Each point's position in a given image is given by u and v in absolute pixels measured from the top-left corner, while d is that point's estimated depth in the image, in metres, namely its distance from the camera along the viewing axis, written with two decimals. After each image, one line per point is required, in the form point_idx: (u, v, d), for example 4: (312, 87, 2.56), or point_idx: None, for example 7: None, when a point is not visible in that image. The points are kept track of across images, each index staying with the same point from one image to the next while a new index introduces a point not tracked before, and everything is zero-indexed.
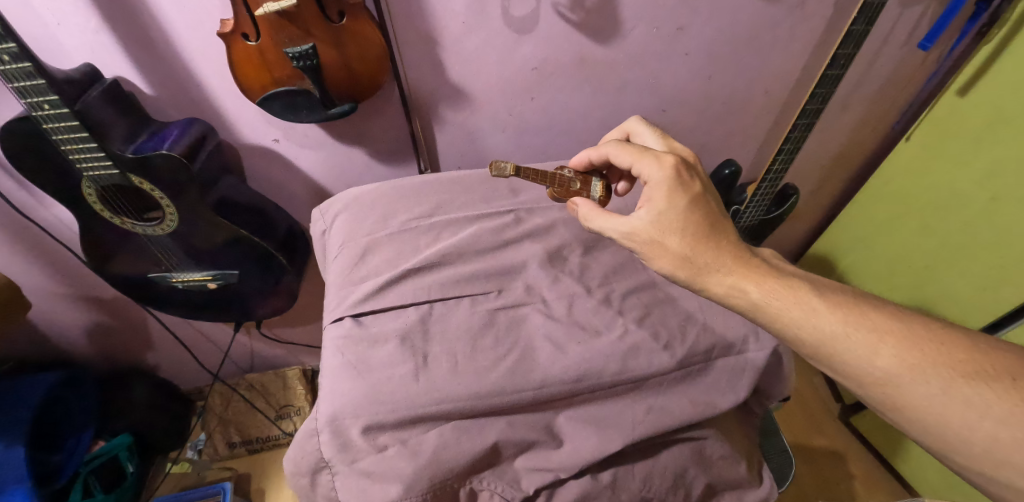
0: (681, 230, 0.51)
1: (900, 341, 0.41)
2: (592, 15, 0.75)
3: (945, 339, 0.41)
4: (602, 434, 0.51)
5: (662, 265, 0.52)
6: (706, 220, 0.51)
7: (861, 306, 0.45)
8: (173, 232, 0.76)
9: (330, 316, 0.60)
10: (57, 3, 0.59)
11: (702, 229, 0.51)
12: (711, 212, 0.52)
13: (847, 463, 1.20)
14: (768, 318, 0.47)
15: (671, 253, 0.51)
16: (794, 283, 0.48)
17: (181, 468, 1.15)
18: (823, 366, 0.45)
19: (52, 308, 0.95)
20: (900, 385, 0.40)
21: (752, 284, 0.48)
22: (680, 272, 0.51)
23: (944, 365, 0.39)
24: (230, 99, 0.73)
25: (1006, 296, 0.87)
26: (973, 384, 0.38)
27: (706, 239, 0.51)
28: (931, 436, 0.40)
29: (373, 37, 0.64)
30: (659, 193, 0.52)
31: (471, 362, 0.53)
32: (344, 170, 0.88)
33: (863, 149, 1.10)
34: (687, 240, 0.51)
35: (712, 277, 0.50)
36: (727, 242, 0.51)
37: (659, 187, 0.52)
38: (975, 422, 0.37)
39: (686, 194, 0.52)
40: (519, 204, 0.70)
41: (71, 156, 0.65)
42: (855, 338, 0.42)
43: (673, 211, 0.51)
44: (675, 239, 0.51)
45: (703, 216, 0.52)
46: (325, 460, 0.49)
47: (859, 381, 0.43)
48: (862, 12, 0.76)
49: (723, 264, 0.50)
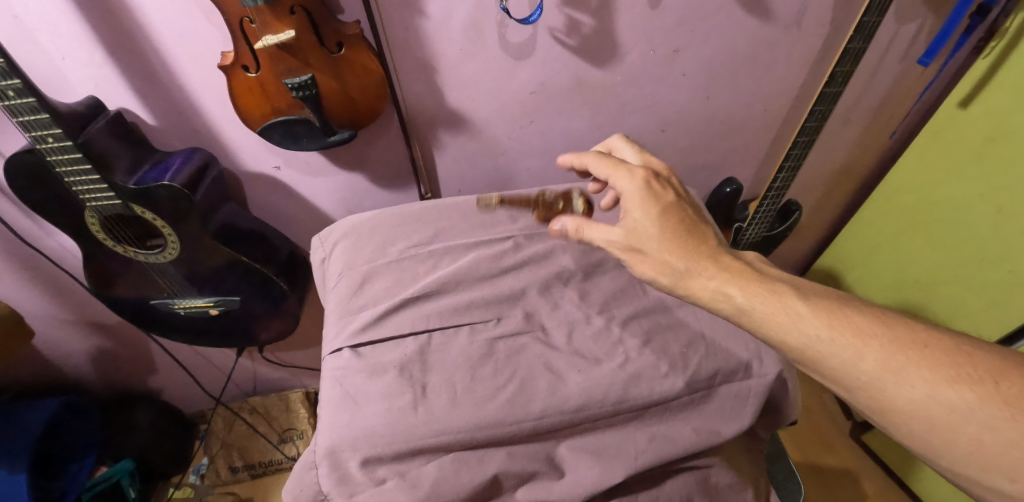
0: (658, 236, 0.51)
1: (885, 345, 0.40)
2: (589, 40, 0.76)
3: (928, 341, 0.40)
4: (604, 464, 0.50)
5: (645, 270, 0.52)
6: (682, 225, 0.52)
7: (845, 309, 0.44)
8: (175, 260, 0.77)
9: (328, 346, 0.60)
10: (64, 40, 0.60)
11: (678, 234, 0.51)
12: (688, 218, 0.53)
13: (860, 483, 1.17)
14: (754, 322, 0.46)
15: (653, 259, 0.51)
16: (779, 287, 0.47)
17: (183, 493, 1.16)
18: (810, 371, 0.44)
19: (56, 334, 0.96)
20: (886, 389, 0.39)
21: (738, 288, 0.47)
22: (664, 278, 0.51)
23: (927, 368, 0.39)
24: (230, 127, 0.74)
25: (1008, 311, 0.87)
26: (957, 387, 0.37)
27: (686, 243, 0.51)
28: (919, 442, 0.39)
29: (373, 68, 0.65)
30: (633, 204, 0.53)
31: (471, 393, 0.52)
32: (346, 196, 0.89)
33: (864, 164, 1.09)
34: (667, 245, 0.51)
35: (699, 282, 0.49)
36: (708, 248, 0.51)
37: (632, 198, 0.53)
38: (960, 427, 0.37)
39: (660, 202, 0.53)
40: (519, 230, 0.69)
41: (75, 188, 0.66)
42: (840, 343, 0.42)
43: (649, 218, 0.52)
44: (654, 244, 0.51)
45: (680, 221, 0.52)
46: (323, 493, 0.48)
47: (846, 386, 0.42)
48: (859, 30, 0.76)
49: (708, 269, 0.49)
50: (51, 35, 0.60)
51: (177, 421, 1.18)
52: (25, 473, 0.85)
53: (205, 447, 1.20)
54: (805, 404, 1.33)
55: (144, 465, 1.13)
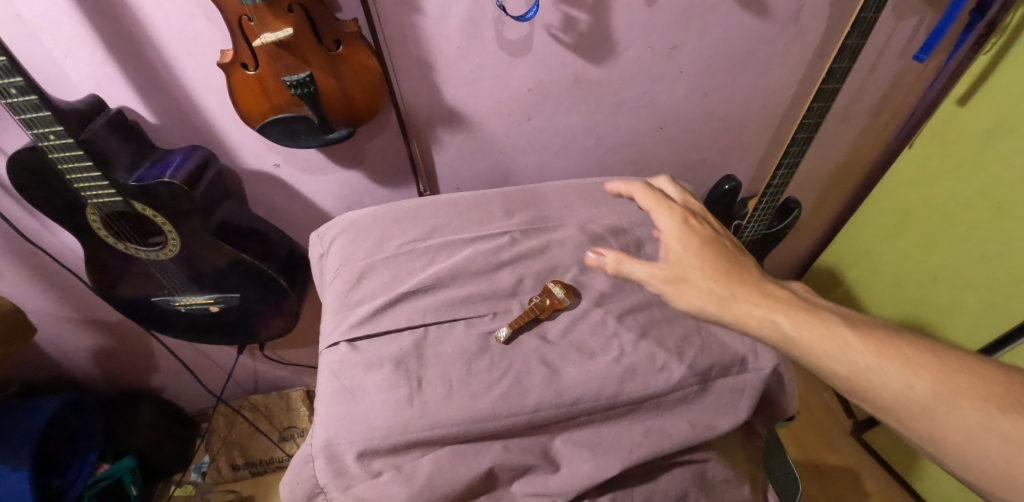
0: (701, 267, 0.53)
1: (937, 375, 0.39)
2: (585, 37, 0.76)
3: (982, 371, 0.39)
4: (599, 458, 0.50)
5: (690, 301, 0.51)
6: (721, 254, 0.54)
7: (894, 337, 0.43)
8: (176, 256, 0.78)
9: (325, 340, 0.60)
10: (65, 38, 0.61)
11: (717, 262, 0.53)
12: (728, 251, 0.55)
13: (860, 480, 1.17)
14: (801, 351, 0.45)
15: (698, 287, 0.52)
16: (824, 314, 0.46)
17: (185, 491, 1.17)
18: (858, 403, 0.43)
19: (58, 331, 0.96)
20: (938, 419, 0.38)
21: (783, 315, 0.46)
22: (709, 306, 0.50)
23: (982, 399, 0.38)
24: (230, 125, 0.74)
25: (1009, 308, 0.86)
26: (1015, 420, 0.36)
27: (728, 274, 0.52)
28: (975, 476, 0.37)
29: (371, 66, 0.66)
30: (673, 239, 0.56)
31: (466, 386, 0.53)
32: (345, 193, 0.89)
33: (865, 159, 1.09)
34: (710, 276, 0.52)
35: (744, 309, 0.48)
36: (751, 278, 0.51)
37: (672, 233, 0.57)
38: (1019, 460, 0.35)
39: (699, 237, 0.56)
40: (516, 225, 0.69)
41: (76, 185, 0.66)
42: (890, 371, 0.40)
43: (689, 251, 0.55)
44: (696, 273, 0.53)
45: (720, 254, 0.54)
46: (320, 485, 0.49)
47: (897, 417, 0.40)
48: (856, 26, 0.75)
49: (752, 296, 0.49)
50: (53, 34, 0.60)
51: (179, 419, 1.19)
52: (29, 469, 0.86)
53: (207, 445, 1.21)
54: (805, 402, 1.32)
55: (146, 462, 1.13)
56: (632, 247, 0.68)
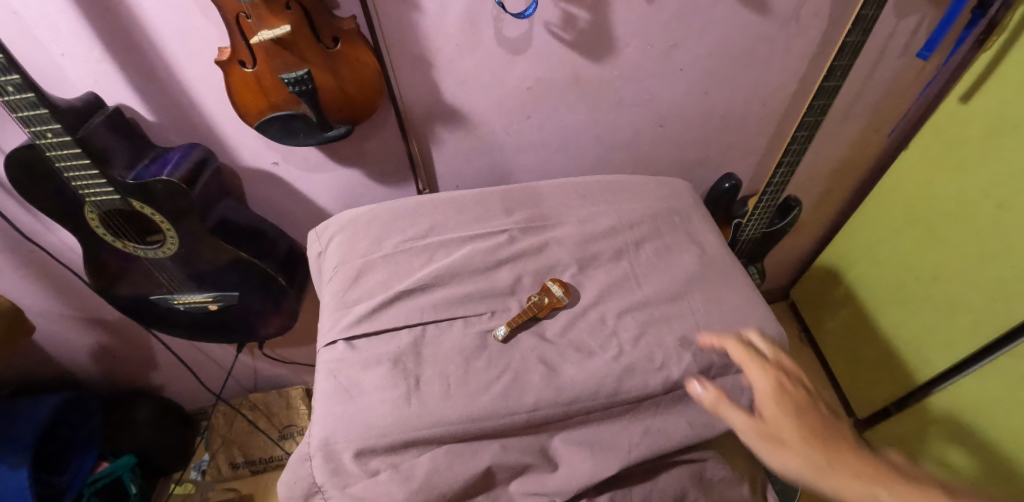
0: (801, 430, 0.46)
1: None
2: (584, 34, 0.76)
3: None
4: (597, 457, 0.50)
5: (784, 461, 0.44)
6: (818, 419, 0.47)
7: None
8: (174, 255, 0.77)
9: (323, 338, 0.60)
10: (62, 36, 0.61)
11: (818, 432, 0.46)
12: (826, 419, 0.47)
13: None
14: None
15: (795, 451, 0.44)
16: (926, 491, 0.41)
17: (185, 489, 1.17)
18: None
19: (57, 329, 0.96)
20: None
21: (885, 491, 0.40)
22: (806, 473, 0.43)
23: None
24: (228, 123, 0.74)
25: (1010, 307, 0.84)
26: None
27: (825, 441, 0.45)
28: None
29: (369, 63, 0.66)
30: (768, 396, 0.49)
31: (464, 385, 0.53)
32: (344, 191, 0.89)
33: (865, 157, 1.09)
34: (808, 441, 0.45)
35: (843, 479, 0.42)
36: (850, 447, 0.45)
37: (765, 387, 0.49)
38: None
39: (796, 399, 0.48)
40: (514, 223, 0.69)
41: (74, 183, 0.66)
42: None
43: (785, 410, 0.47)
44: (793, 434, 0.45)
45: (817, 417, 0.47)
46: (317, 484, 0.49)
47: None
48: (857, 24, 0.75)
49: (853, 468, 0.42)
50: (50, 32, 0.60)
51: (179, 418, 1.19)
52: (28, 468, 0.86)
53: (207, 443, 1.21)
54: None
55: (145, 460, 1.13)
56: (631, 246, 0.68)
